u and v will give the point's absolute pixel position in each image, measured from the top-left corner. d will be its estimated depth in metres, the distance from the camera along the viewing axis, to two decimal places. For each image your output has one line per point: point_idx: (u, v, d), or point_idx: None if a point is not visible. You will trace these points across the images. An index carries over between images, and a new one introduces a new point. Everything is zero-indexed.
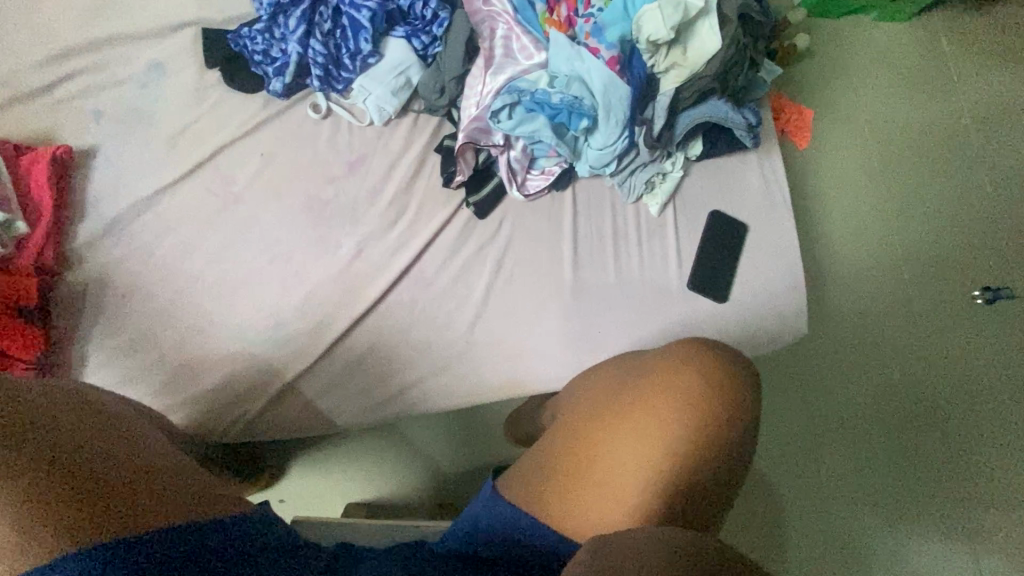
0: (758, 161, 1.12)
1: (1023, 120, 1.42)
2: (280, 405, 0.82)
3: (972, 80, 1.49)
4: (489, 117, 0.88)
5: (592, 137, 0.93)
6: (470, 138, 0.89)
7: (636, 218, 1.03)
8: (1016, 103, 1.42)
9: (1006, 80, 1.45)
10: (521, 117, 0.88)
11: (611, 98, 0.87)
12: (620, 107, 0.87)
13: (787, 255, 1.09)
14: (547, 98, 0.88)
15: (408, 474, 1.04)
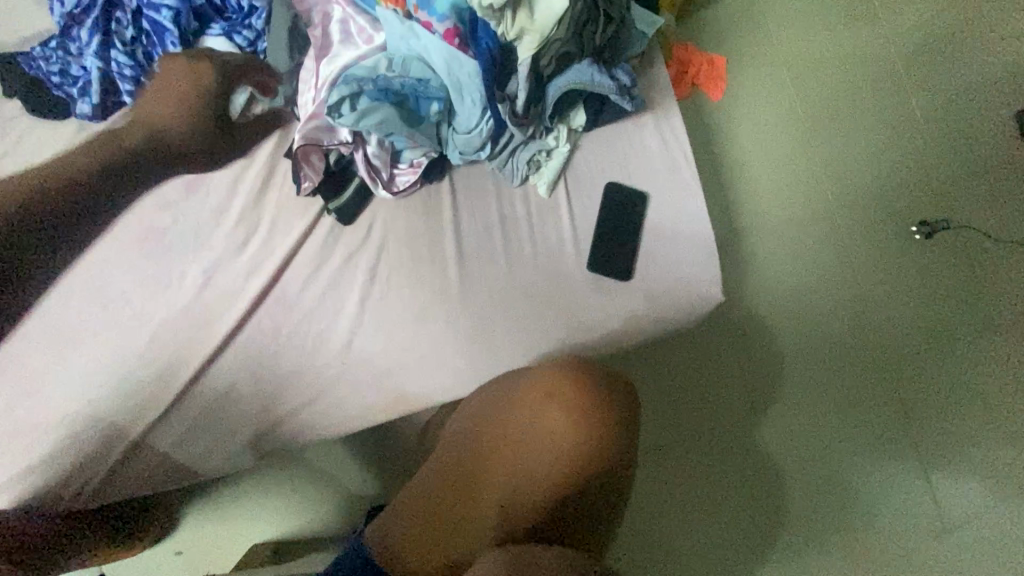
0: (657, 124, 1.04)
1: (923, 56, 1.41)
2: (139, 460, 0.76)
3: (883, 13, 1.43)
4: (327, 113, 0.80)
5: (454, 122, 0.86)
6: (310, 138, 0.82)
7: (525, 202, 0.95)
8: (917, 39, 1.41)
9: (909, 15, 1.43)
10: (365, 109, 0.80)
11: (458, 75, 0.81)
12: (472, 82, 0.82)
13: (694, 222, 1.02)
14: (388, 85, 0.81)
15: (317, 507, 0.99)
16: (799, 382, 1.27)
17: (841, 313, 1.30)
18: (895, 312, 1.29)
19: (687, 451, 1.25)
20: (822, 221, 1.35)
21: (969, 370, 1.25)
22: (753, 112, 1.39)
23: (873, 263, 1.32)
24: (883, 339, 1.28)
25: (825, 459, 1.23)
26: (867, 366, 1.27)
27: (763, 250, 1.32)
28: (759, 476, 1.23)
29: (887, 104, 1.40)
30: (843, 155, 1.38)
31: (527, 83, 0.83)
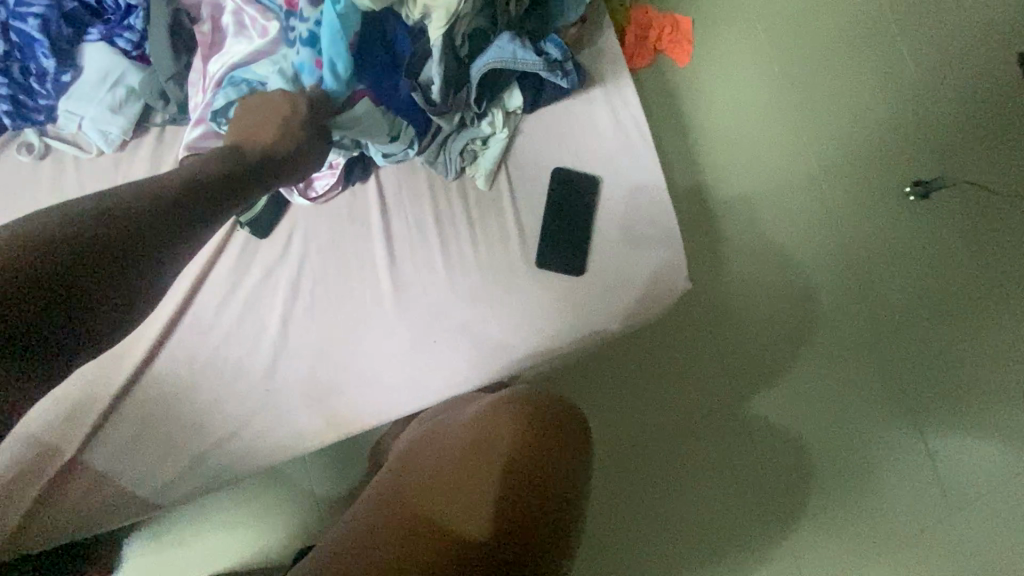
0: (607, 98, 0.95)
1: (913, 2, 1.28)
2: (66, 497, 0.74)
3: None
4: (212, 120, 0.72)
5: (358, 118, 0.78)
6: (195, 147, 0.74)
7: (461, 196, 0.87)
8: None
9: None
10: None
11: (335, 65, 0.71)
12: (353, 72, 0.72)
13: (653, 203, 0.94)
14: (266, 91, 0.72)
15: (271, 532, 0.92)
16: (791, 364, 1.17)
17: (831, 282, 1.20)
18: (887, 282, 1.20)
19: (671, 447, 1.15)
20: (808, 188, 1.24)
21: (961, 338, 1.18)
22: (726, 75, 1.28)
23: (865, 229, 1.21)
24: (878, 311, 1.19)
25: (820, 445, 1.15)
26: (862, 341, 1.18)
27: (744, 224, 1.22)
28: (751, 468, 1.15)
29: (873, 55, 1.27)
30: (825, 114, 1.27)
31: (441, 67, 0.75)
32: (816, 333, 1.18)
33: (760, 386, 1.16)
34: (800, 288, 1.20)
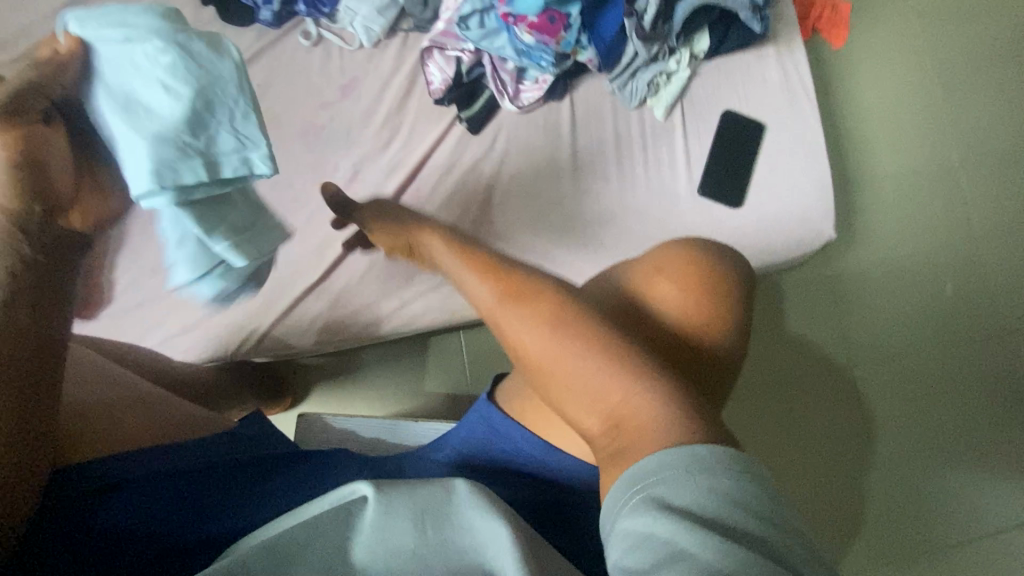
0: (778, 55, 1.03)
1: None
2: (287, 325, 0.88)
3: None
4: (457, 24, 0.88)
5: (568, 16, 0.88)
6: (435, 42, 0.90)
7: (640, 123, 0.98)
8: None
9: None
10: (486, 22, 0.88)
11: None
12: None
13: (811, 155, 1.01)
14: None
15: (420, 399, 1.05)
16: (910, 353, 1.25)
17: (954, 276, 1.27)
18: (1005, 285, 1.28)
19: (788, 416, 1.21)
20: (940, 181, 1.31)
21: None
22: (875, 64, 1.34)
23: (989, 228, 1.29)
24: (995, 317, 1.27)
25: (935, 438, 1.21)
26: (979, 346, 1.26)
27: (875, 206, 1.29)
28: (874, 445, 1.20)
29: (1015, 70, 1.35)
30: (963, 113, 1.34)
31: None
32: (935, 327, 1.26)
33: (877, 368, 1.24)
34: (926, 284, 1.27)
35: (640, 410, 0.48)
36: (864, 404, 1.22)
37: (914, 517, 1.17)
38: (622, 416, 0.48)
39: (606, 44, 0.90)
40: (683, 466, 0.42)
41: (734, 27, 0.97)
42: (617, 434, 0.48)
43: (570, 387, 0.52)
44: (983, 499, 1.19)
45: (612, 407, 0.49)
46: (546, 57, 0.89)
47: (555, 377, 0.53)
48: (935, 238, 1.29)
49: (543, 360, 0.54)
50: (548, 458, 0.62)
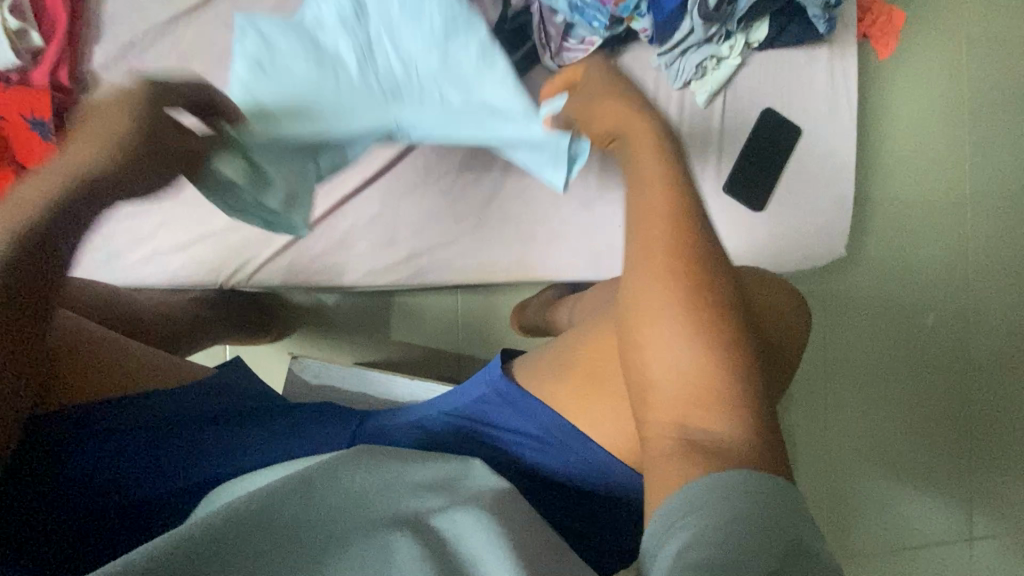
0: (830, 58, 0.99)
1: None
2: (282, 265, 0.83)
3: None
4: None
5: None
6: None
7: (679, 106, 0.94)
8: None
9: None
10: None
11: None
12: None
13: (839, 169, 1.00)
14: None
15: (408, 349, 1.04)
16: (882, 378, 1.30)
17: (938, 308, 1.31)
18: (982, 327, 1.33)
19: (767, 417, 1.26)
20: (948, 215, 1.32)
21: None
22: (914, 85, 1.31)
23: (982, 269, 1.33)
24: (965, 358, 1.32)
25: (883, 458, 1.30)
26: (944, 381, 1.32)
27: (881, 228, 1.30)
28: (826, 452, 1.28)
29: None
30: (984, 148, 1.33)
31: None
32: (910, 358, 1.31)
33: (851, 386, 1.29)
34: (911, 316, 1.31)
35: (731, 419, 0.44)
36: (829, 414, 1.28)
37: (844, 524, 1.27)
38: (699, 421, 0.44)
39: (665, 15, 0.84)
40: (747, 486, 0.41)
41: (796, 20, 0.92)
42: (688, 430, 0.44)
43: (664, 382, 0.46)
44: (910, 519, 1.29)
45: (696, 408, 0.44)
46: (599, 18, 0.82)
47: (657, 362, 0.46)
48: (930, 268, 1.31)
49: (653, 342, 0.47)
50: (562, 437, 0.61)
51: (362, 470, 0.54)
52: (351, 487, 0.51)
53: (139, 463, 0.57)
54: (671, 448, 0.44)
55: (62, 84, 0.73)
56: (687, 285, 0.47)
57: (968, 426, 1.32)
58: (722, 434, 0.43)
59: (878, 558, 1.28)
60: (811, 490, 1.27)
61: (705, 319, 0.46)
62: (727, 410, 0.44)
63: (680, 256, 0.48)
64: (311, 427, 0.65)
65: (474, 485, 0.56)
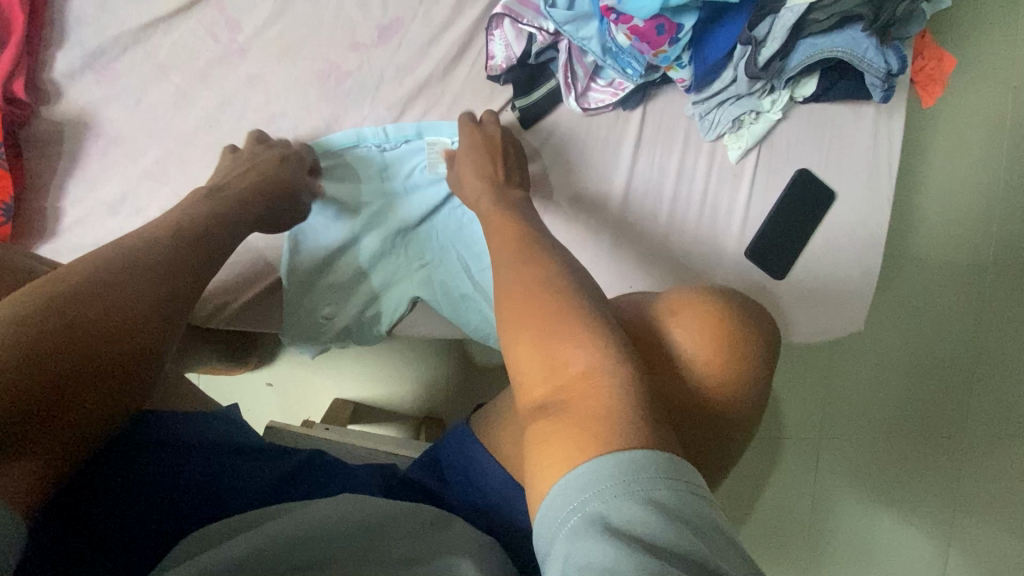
0: (876, 116, 0.91)
1: None
2: (260, 309, 0.76)
3: None
4: None
5: (682, 18, 0.69)
6: (507, 8, 0.72)
7: (709, 159, 0.86)
8: None
9: None
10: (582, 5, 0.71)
11: None
12: None
13: (872, 238, 0.92)
14: None
15: (395, 387, 0.99)
16: (880, 438, 1.26)
17: (949, 373, 1.26)
18: (995, 396, 1.27)
19: (754, 467, 1.21)
20: (973, 276, 1.25)
21: None
22: (951, 137, 1.23)
23: (1002, 335, 1.26)
24: (976, 426, 1.27)
25: (876, 520, 1.26)
26: (949, 447, 1.27)
27: (894, 283, 1.25)
28: (819, 513, 1.24)
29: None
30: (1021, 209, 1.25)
31: (785, 34, 0.71)
32: (913, 419, 1.26)
33: (848, 444, 1.25)
34: (918, 376, 1.26)
35: (597, 396, 0.44)
36: (824, 475, 1.24)
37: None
38: (571, 404, 0.44)
39: (708, 67, 0.75)
40: (635, 463, 0.39)
41: (847, 77, 0.83)
42: (563, 410, 0.44)
43: (538, 375, 0.47)
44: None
45: (565, 392, 0.45)
46: (635, 65, 0.73)
47: (530, 361, 0.48)
48: (946, 331, 1.26)
49: (520, 345, 0.49)
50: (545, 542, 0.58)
51: (351, 509, 0.52)
52: (341, 524, 0.49)
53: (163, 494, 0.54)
54: (548, 432, 0.44)
55: (17, 96, 0.64)
56: (539, 298, 0.50)
57: (973, 499, 1.26)
58: (590, 411, 0.43)
59: None
60: (799, 548, 1.23)
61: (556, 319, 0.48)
62: (594, 387, 0.45)
63: (526, 282, 0.52)
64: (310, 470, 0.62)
65: (467, 532, 0.52)
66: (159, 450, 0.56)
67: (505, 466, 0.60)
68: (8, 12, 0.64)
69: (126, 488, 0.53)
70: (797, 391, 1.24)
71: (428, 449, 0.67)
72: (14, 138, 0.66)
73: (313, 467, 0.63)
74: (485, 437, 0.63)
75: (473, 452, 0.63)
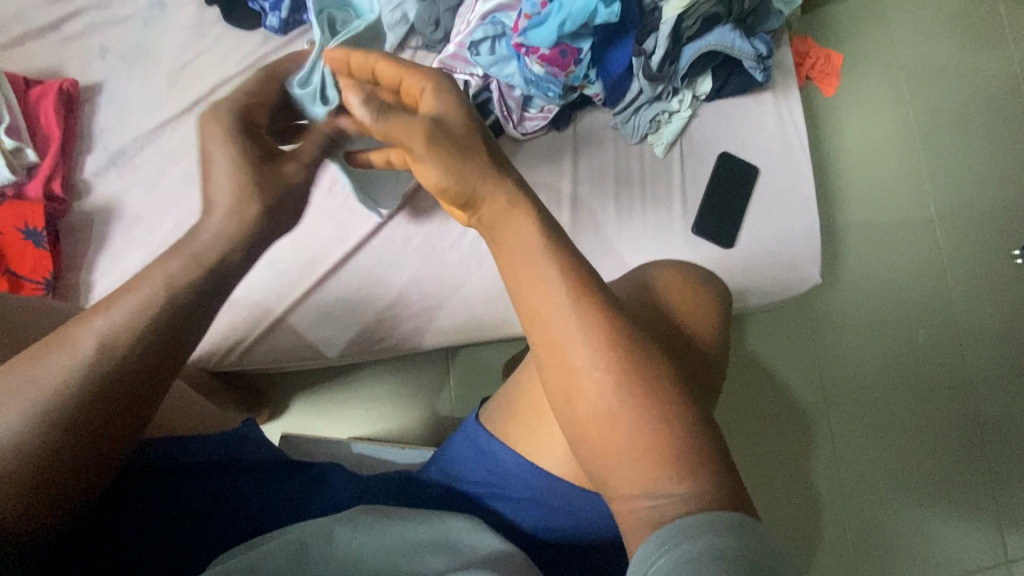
0: (775, 101, 1.06)
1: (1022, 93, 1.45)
2: (263, 344, 0.84)
3: (991, 44, 1.46)
4: (468, 49, 0.88)
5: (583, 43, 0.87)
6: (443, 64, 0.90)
7: (640, 158, 0.99)
8: (1019, 76, 1.45)
9: (1014, 50, 1.47)
10: (501, 52, 0.88)
11: (571, 8, 0.83)
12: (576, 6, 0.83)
13: (803, 201, 1.03)
14: (506, 19, 0.88)
15: (402, 416, 1.04)
16: (884, 399, 1.28)
17: (929, 324, 1.32)
18: (976, 338, 1.33)
19: (769, 445, 1.22)
20: (920, 232, 1.35)
21: None
22: (866, 115, 1.37)
23: (964, 281, 1.35)
24: (966, 370, 1.32)
25: (902, 486, 1.25)
26: (947, 396, 1.30)
27: (855, 249, 1.32)
28: (846, 483, 1.23)
29: (993, 133, 1.42)
30: (944, 168, 1.39)
31: (667, 41, 0.89)
32: (904, 374, 1.29)
33: (854, 413, 1.27)
34: (903, 333, 1.31)
35: (657, 446, 0.47)
36: (840, 445, 1.25)
37: (871, 560, 1.21)
38: (647, 480, 0.47)
39: (613, 79, 0.93)
40: (723, 524, 0.43)
41: (735, 73, 1.00)
42: (628, 462, 0.48)
43: (622, 450, 0.48)
44: (941, 542, 1.24)
45: (653, 469, 0.47)
46: (553, 88, 0.90)
47: (612, 432, 0.48)
48: (915, 286, 1.33)
49: (602, 412, 0.49)
50: (556, 497, 0.62)
51: (378, 531, 0.56)
52: (381, 555, 0.54)
53: (148, 524, 0.57)
54: (617, 481, 0.48)
55: (55, 194, 0.80)
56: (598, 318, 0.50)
57: (983, 440, 1.30)
58: (679, 491, 0.46)
59: None
60: (838, 527, 1.21)
61: (643, 387, 0.49)
62: (689, 473, 0.47)
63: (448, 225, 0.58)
64: (316, 485, 0.66)
65: (478, 546, 0.55)
66: (136, 483, 0.59)
67: (507, 434, 0.64)
68: (47, 130, 0.81)
69: (111, 524, 0.56)
70: (790, 363, 1.26)
71: (437, 449, 0.70)
72: (54, 228, 0.80)
73: (325, 480, 0.67)
74: (488, 408, 0.68)
75: (472, 428, 0.67)
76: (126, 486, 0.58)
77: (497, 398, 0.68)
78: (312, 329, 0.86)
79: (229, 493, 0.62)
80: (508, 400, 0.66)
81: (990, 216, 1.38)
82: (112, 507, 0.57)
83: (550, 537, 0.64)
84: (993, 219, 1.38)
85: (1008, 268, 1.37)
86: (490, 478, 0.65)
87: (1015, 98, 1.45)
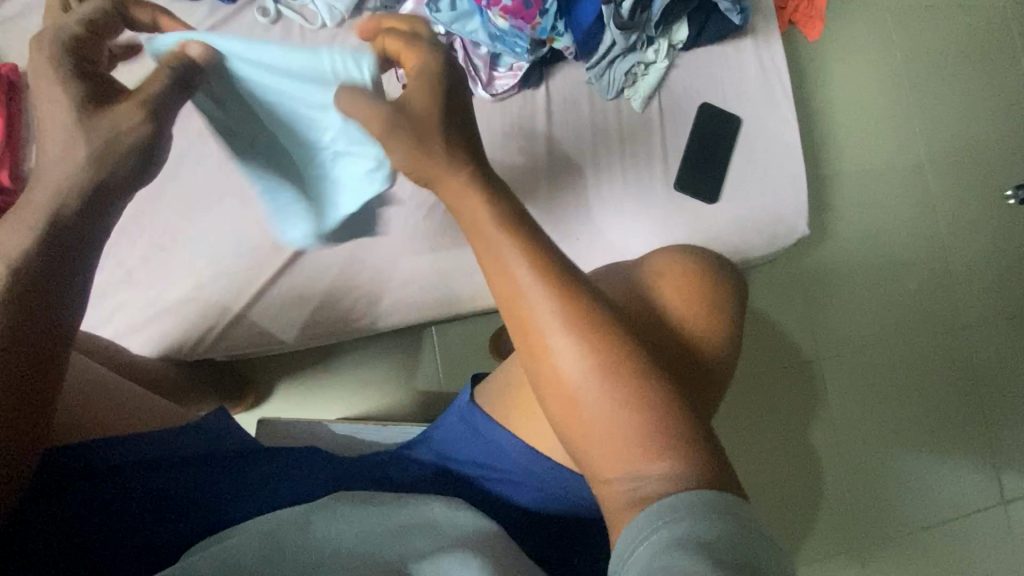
0: (755, 47, 1.01)
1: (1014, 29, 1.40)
2: (236, 331, 0.82)
3: None
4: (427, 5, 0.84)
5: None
6: None
7: (617, 115, 0.96)
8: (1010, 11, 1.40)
9: None
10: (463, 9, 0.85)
11: None
12: None
13: (787, 151, 1.00)
14: None
15: (389, 395, 1.02)
16: (878, 351, 1.27)
17: (922, 271, 1.30)
18: (970, 283, 1.31)
19: (761, 403, 1.21)
20: (911, 178, 1.32)
21: None
22: (853, 60, 1.33)
23: (956, 226, 1.32)
24: (961, 317, 1.30)
25: (898, 436, 1.25)
26: (942, 344, 1.29)
27: (845, 199, 1.29)
28: (843, 435, 1.23)
29: (984, 73, 1.37)
30: (933, 111, 1.35)
31: None
32: (898, 324, 1.28)
33: (849, 367, 1.25)
34: (896, 282, 1.29)
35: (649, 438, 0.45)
36: (835, 399, 1.24)
37: (869, 509, 1.21)
38: (639, 465, 0.45)
39: (583, 30, 0.89)
40: (712, 514, 0.41)
41: (713, 18, 0.96)
42: (619, 451, 0.46)
43: (603, 436, 0.46)
44: (937, 489, 1.24)
45: (633, 454, 0.45)
46: (520, 43, 0.86)
47: (590, 418, 0.46)
48: (906, 234, 1.30)
49: (580, 397, 0.46)
50: (544, 473, 0.60)
51: (353, 518, 0.54)
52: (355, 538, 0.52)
53: (113, 518, 0.56)
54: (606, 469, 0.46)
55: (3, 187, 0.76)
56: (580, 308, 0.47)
57: (978, 385, 1.29)
58: (658, 476, 0.44)
59: (914, 539, 1.22)
60: (836, 480, 1.21)
61: (626, 374, 0.46)
62: (670, 458, 0.45)
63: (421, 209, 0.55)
64: (295, 471, 0.64)
65: (457, 527, 0.54)
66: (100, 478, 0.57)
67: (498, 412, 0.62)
68: None
69: (74, 517, 0.55)
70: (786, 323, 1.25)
71: (427, 429, 0.69)
72: None
73: (303, 464, 0.65)
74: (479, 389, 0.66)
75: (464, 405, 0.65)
76: (87, 483, 0.57)
77: (488, 382, 0.66)
78: (285, 312, 0.83)
79: (203, 485, 0.60)
80: (498, 382, 0.64)
81: (982, 159, 1.35)
82: (72, 504, 0.55)
83: (539, 514, 0.63)
84: (985, 162, 1.35)
85: (1001, 211, 1.34)
86: (478, 455, 0.64)
87: (1007, 34, 1.39)
